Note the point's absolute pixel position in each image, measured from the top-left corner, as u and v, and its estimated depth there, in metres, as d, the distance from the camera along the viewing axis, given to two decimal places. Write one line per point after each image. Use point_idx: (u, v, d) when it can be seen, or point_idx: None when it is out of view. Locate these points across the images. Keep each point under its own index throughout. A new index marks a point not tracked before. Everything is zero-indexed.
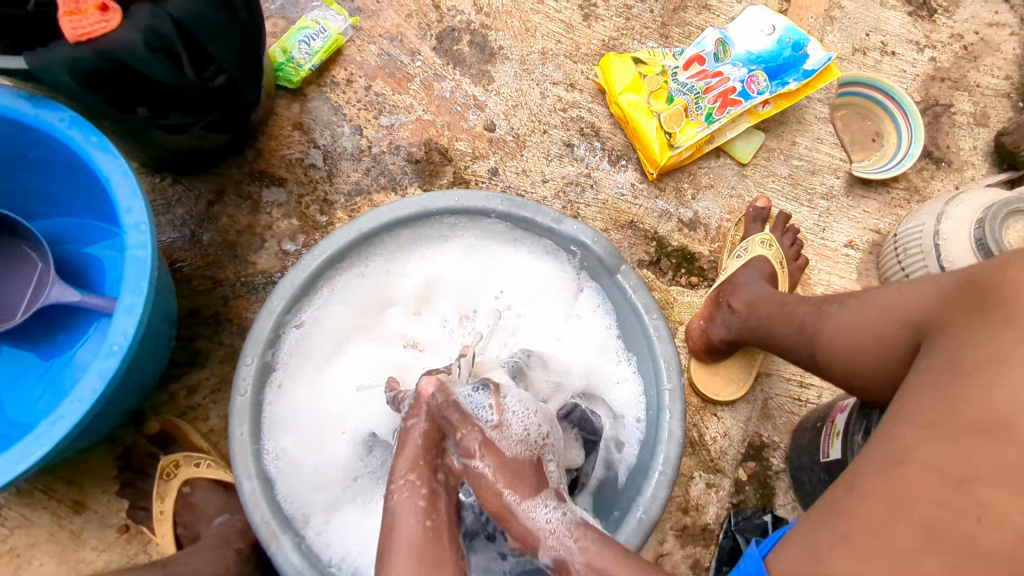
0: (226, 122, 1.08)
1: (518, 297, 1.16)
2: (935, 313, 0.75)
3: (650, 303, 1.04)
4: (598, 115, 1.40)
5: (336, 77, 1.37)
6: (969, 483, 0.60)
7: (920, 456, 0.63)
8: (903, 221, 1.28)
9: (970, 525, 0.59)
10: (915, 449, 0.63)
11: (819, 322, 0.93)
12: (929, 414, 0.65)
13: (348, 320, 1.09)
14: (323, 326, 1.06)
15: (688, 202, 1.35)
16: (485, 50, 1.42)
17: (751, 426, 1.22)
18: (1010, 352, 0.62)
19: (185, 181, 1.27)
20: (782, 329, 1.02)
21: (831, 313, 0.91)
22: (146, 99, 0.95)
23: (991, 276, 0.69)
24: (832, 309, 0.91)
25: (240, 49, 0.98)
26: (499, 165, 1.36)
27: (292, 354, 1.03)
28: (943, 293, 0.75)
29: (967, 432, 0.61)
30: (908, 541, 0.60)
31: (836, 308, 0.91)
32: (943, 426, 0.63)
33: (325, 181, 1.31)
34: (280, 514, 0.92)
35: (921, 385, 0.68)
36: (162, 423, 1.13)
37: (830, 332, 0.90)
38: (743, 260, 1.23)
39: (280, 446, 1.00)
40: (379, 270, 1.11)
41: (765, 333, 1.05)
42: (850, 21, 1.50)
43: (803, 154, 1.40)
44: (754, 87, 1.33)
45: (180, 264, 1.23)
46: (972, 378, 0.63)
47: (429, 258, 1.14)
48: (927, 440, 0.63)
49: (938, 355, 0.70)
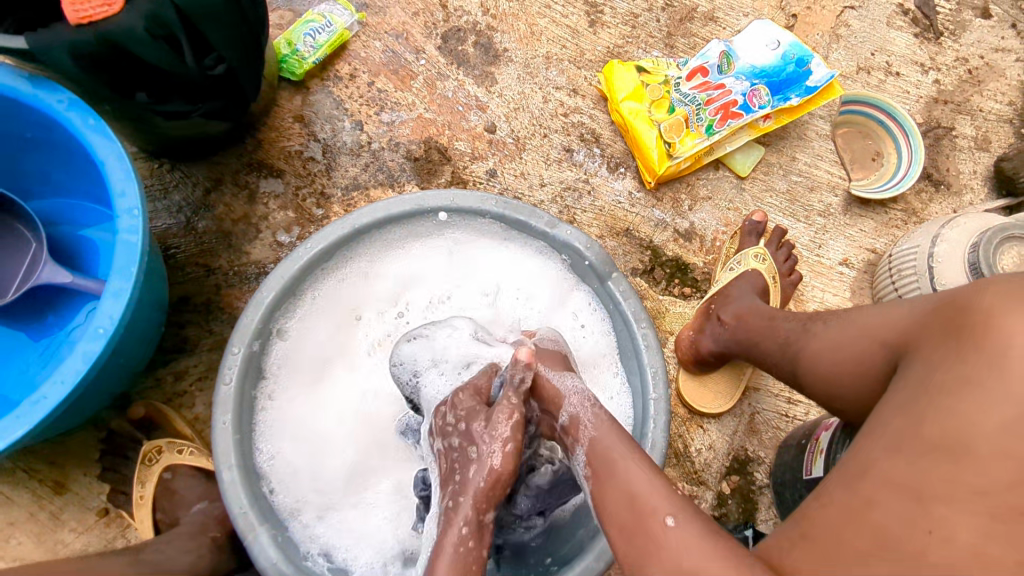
0: (227, 112, 1.08)
1: (509, 293, 1.14)
2: (911, 333, 0.74)
3: (640, 312, 1.04)
4: (599, 121, 1.40)
5: (339, 71, 1.38)
6: (927, 500, 0.59)
7: (877, 470, 0.63)
8: (899, 242, 1.27)
9: (921, 539, 0.58)
10: (876, 463, 0.64)
11: (804, 340, 0.92)
12: (893, 434, 0.64)
13: (333, 331, 1.09)
14: (308, 334, 1.06)
15: (685, 213, 1.35)
16: (489, 51, 1.43)
17: (737, 440, 1.21)
18: (973, 374, 0.61)
19: (183, 169, 1.27)
20: (764, 344, 1.01)
21: (816, 331, 0.91)
22: (145, 84, 0.94)
23: (964, 301, 0.68)
24: (815, 329, 0.91)
25: (243, 39, 0.98)
26: (498, 167, 1.36)
27: (280, 360, 1.04)
28: (920, 314, 0.74)
29: (926, 452, 0.61)
30: (862, 548, 0.60)
31: (820, 327, 0.90)
32: (906, 446, 0.62)
33: (323, 175, 1.32)
34: (259, 506, 0.93)
35: (890, 405, 0.67)
36: (147, 408, 1.12)
37: (813, 352, 0.89)
38: (735, 272, 1.23)
39: (270, 451, 1.00)
40: (364, 274, 1.11)
41: (751, 346, 1.04)
42: (856, 40, 1.51)
43: (803, 169, 1.40)
44: (755, 101, 1.32)
45: (173, 250, 1.24)
46: (939, 397, 0.63)
47: (412, 260, 1.13)
48: (889, 457, 0.63)
49: (909, 376, 0.69)
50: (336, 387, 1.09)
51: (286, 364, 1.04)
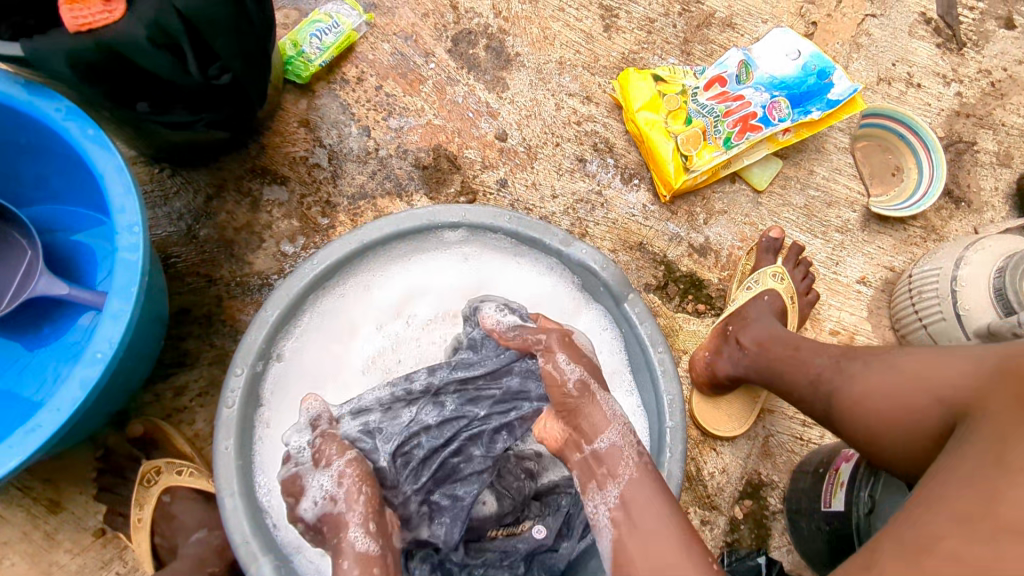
0: (230, 121, 1.03)
1: None
2: (974, 395, 0.72)
3: (657, 337, 1.01)
4: (613, 130, 1.36)
5: (346, 74, 1.34)
6: None
7: (945, 546, 0.59)
8: (920, 261, 1.25)
9: None
10: (943, 539, 0.60)
11: (838, 381, 0.89)
12: (967, 510, 0.61)
13: (329, 350, 1.04)
14: (306, 352, 1.03)
15: (700, 227, 1.32)
16: (501, 56, 1.39)
17: (750, 463, 1.18)
18: None
19: (184, 173, 1.23)
20: (792, 376, 0.98)
21: (854, 371, 0.88)
22: (146, 94, 0.90)
23: None
24: (853, 369, 0.88)
25: (249, 49, 0.93)
26: (509, 176, 1.32)
27: (279, 380, 1.00)
28: (983, 376, 0.73)
29: (1002, 533, 0.58)
30: None
31: (855, 368, 0.88)
32: (978, 523, 0.59)
33: (328, 182, 1.28)
34: (262, 536, 0.90)
35: (956, 478, 0.64)
36: (144, 426, 1.09)
37: (852, 391, 0.86)
38: (753, 291, 1.19)
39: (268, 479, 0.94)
40: (365, 289, 1.07)
41: (776, 375, 1.02)
42: (877, 49, 1.47)
43: (821, 184, 1.37)
44: (776, 114, 1.27)
45: (174, 259, 1.20)
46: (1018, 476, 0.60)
47: (414, 273, 1.08)
48: (959, 532, 0.60)
49: (977, 444, 0.67)
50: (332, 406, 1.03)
51: (282, 382, 1.01)
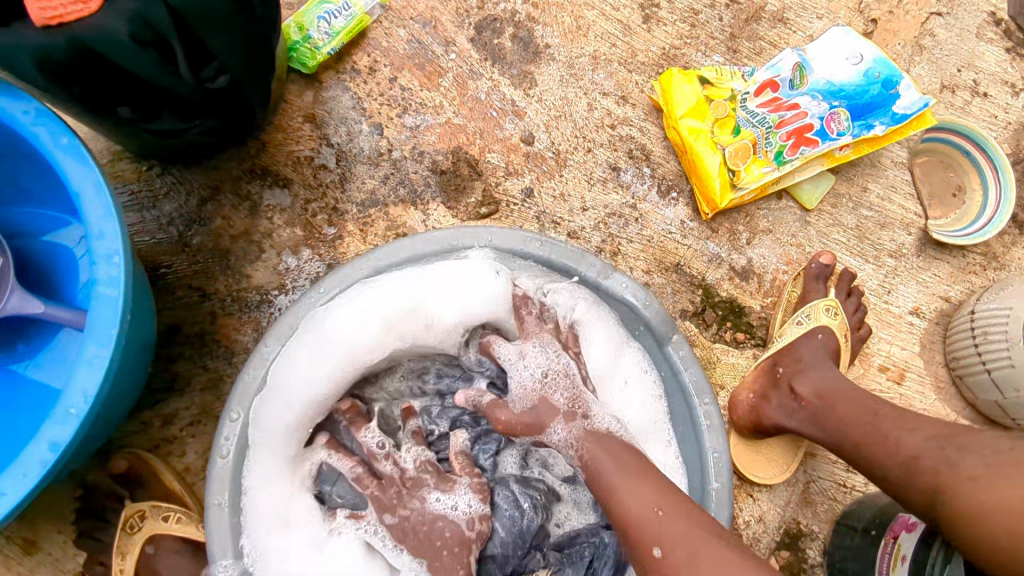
0: (228, 129, 0.89)
1: None
2: None
3: (703, 385, 0.92)
4: (650, 136, 1.24)
5: (357, 63, 1.20)
6: None
7: None
8: (983, 297, 1.15)
9: None
10: None
11: (949, 478, 0.77)
12: None
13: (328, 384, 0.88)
14: (298, 383, 0.85)
15: (742, 247, 1.21)
16: (529, 47, 1.25)
17: (789, 511, 1.10)
18: None
19: (175, 172, 1.10)
20: (881, 454, 0.86)
21: (971, 470, 0.76)
22: (127, 98, 0.76)
23: None
24: (973, 470, 0.75)
25: (250, 45, 0.79)
26: (535, 185, 1.20)
27: (268, 417, 0.84)
28: None
29: None
30: None
31: (976, 469, 0.75)
32: None
33: (336, 187, 1.15)
34: None
35: None
36: (129, 461, 1.00)
37: (973, 496, 0.74)
38: (804, 327, 1.11)
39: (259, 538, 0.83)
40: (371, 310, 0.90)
41: (851, 443, 0.92)
42: (942, 52, 1.34)
43: (875, 203, 1.25)
44: (834, 126, 1.15)
45: (164, 270, 1.09)
46: None
47: (431, 290, 0.89)
48: None
49: None
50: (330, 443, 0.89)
51: (270, 420, 0.84)
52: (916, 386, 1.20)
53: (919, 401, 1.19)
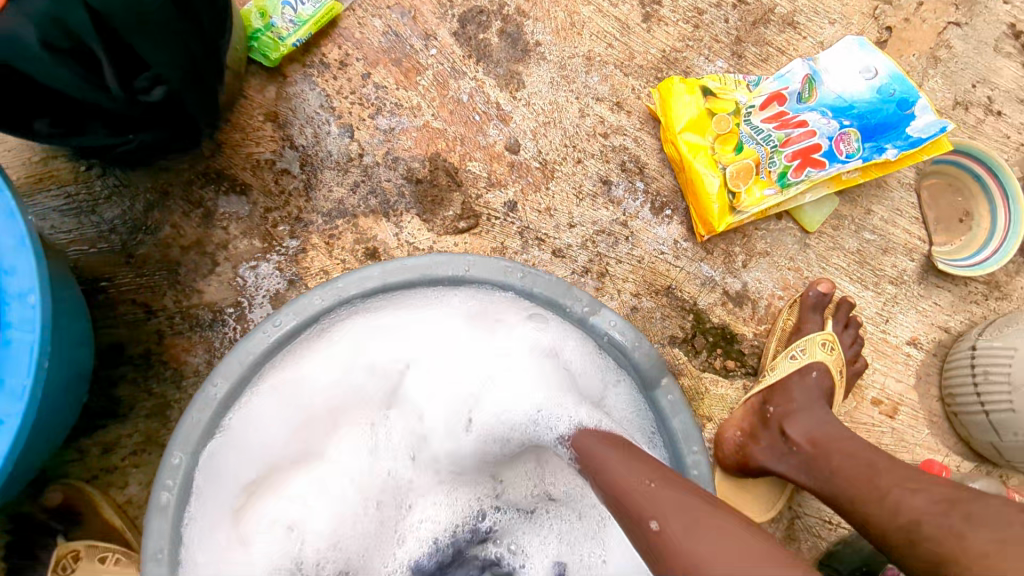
0: (169, 145, 0.77)
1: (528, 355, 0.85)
2: None
3: (692, 432, 0.83)
4: (645, 147, 1.14)
5: (326, 56, 1.08)
6: None
7: None
8: (983, 332, 1.09)
9: None
10: None
11: (956, 551, 0.75)
12: None
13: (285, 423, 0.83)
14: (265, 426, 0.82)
15: (737, 271, 1.13)
16: (517, 44, 1.13)
17: None
18: None
19: (119, 173, 0.99)
20: (880, 515, 0.84)
21: (981, 548, 0.73)
22: (47, 111, 0.64)
23: None
24: (982, 547, 0.73)
25: (190, 52, 0.70)
26: (519, 198, 1.10)
27: (230, 463, 0.80)
28: None
29: None
30: None
31: (985, 546, 0.73)
32: None
33: (300, 195, 1.04)
34: None
35: None
36: (65, 492, 0.91)
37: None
38: (798, 362, 1.05)
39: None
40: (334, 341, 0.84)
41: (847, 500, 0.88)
42: (956, 66, 1.26)
43: (878, 226, 1.18)
44: (843, 147, 1.07)
45: (106, 283, 0.98)
46: None
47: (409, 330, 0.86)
48: None
49: None
50: (285, 499, 0.79)
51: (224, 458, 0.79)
52: (908, 421, 1.15)
53: (911, 435, 1.14)
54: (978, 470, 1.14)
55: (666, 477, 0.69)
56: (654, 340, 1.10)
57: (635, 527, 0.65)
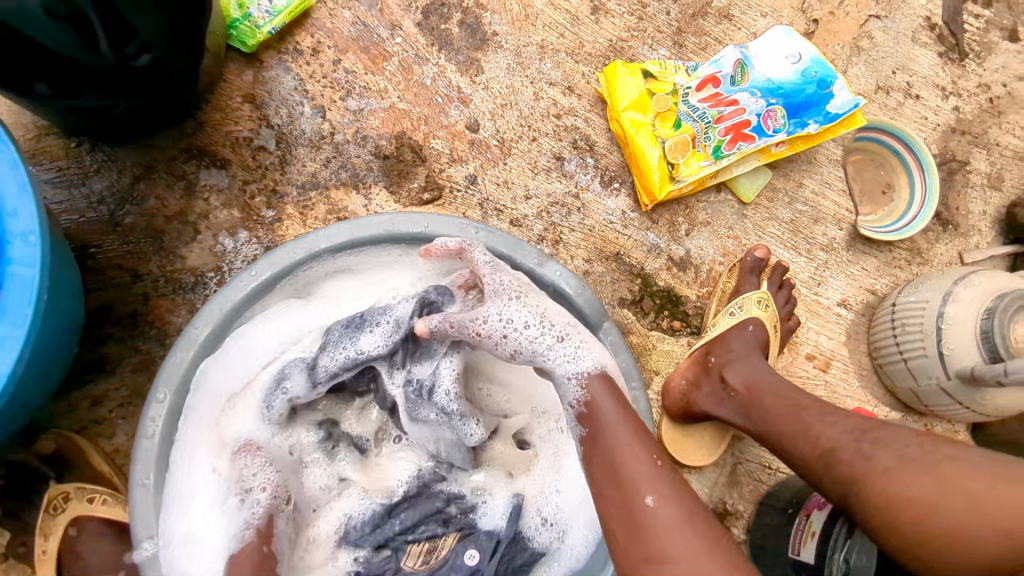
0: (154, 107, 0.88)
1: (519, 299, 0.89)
2: None
3: (630, 370, 0.95)
4: (595, 127, 1.25)
5: (300, 44, 1.18)
6: None
7: None
8: (903, 290, 1.19)
9: None
10: None
11: (866, 470, 0.80)
12: None
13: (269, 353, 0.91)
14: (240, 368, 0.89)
15: (681, 238, 1.24)
16: (476, 34, 1.24)
17: (717, 492, 1.15)
18: None
19: (107, 149, 1.08)
20: (801, 446, 0.89)
21: (883, 464, 0.79)
22: (46, 74, 0.74)
23: None
24: (884, 463, 0.79)
25: (174, 24, 0.78)
26: (479, 173, 1.20)
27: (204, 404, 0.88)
28: None
29: None
30: None
31: (886, 462, 0.79)
32: None
33: (276, 169, 1.13)
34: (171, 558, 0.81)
35: None
36: (56, 441, 0.98)
37: (883, 489, 0.78)
38: (736, 318, 1.15)
39: (181, 511, 0.83)
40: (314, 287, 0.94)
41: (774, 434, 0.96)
42: (878, 54, 1.39)
43: (809, 198, 1.29)
44: (770, 123, 1.18)
45: (94, 249, 1.06)
46: None
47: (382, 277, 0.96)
48: None
49: None
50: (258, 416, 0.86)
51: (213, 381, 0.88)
52: (840, 374, 1.25)
53: (843, 388, 1.24)
54: (905, 419, 1.24)
55: (681, 486, 0.73)
56: (605, 302, 1.20)
57: (632, 504, 0.71)
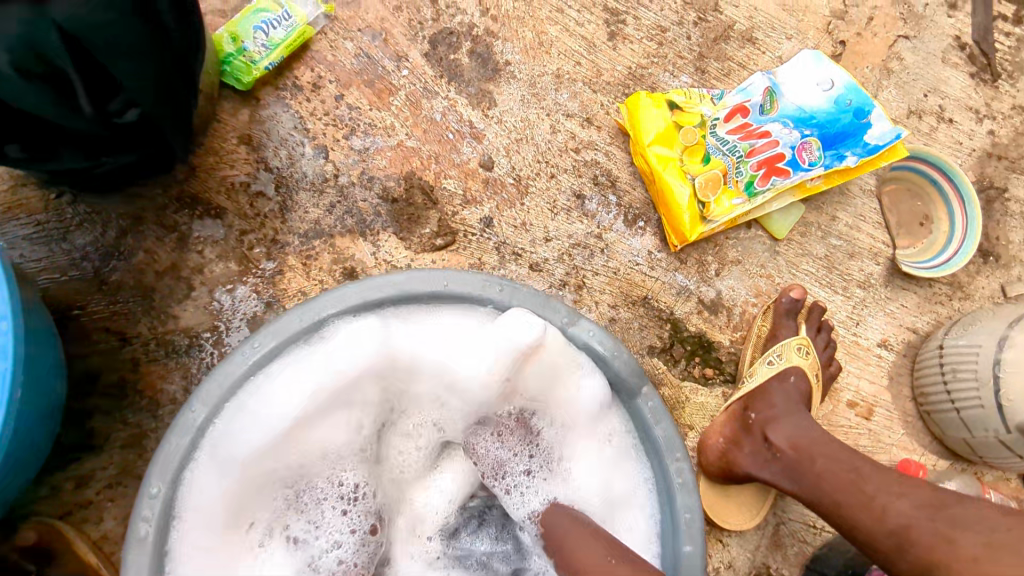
0: (145, 165, 0.79)
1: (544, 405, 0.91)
2: None
3: (674, 440, 0.86)
4: (616, 161, 1.17)
5: (299, 78, 1.09)
6: None
7: None
8: (950, 331, 1.12)
9: None
10: None
11: (949, 555, 0.72)
12: None
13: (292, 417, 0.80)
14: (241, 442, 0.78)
15: (711, 279, 1.16)
16: (488, 64, 1.16)
17: (759, 556, 1.07)
18: None
19: (90, 201, 0.98)
20: (864, 519, 0.82)
21: (970, 552, 0.71)
22: (18, 135, 0.65)
23: None
24: (972, 551, 0.71)
25: (165, 74, 0.70)
26: (495, 214, 1.12)
27: (200, 482, 0.77)
28: None
29: None
30: None
31: (973, 549, 0.71)
32: None
33: (276, 217, 1.04)
34: None
35: None
36: (38, 530, 0.88)
37: None
38: (775, 367, 1.06)
39: None
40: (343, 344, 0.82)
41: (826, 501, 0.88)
42: (908, 77, 1.32)
43: (843, 232, 1.22)
44: (805, 156, 1.11)
45: (77, 312, 0.96)
46: None
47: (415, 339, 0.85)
48: None
49: None
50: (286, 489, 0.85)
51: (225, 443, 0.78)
52: (884, 422, 1.17)
53: (887, 436, 1.17)
54: (953, 467, 1.17)
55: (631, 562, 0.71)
56: (633, 351, 1.11)
57: None
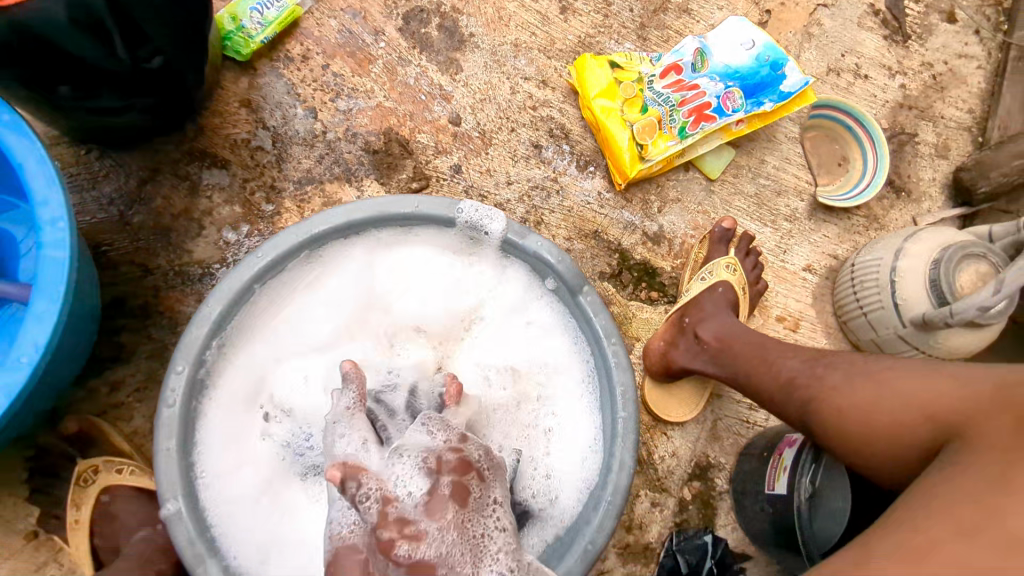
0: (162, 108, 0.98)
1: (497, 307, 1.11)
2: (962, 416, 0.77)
3: (611, 327, 1.02)
4: (569, 116, 1.34)
5: (290, 51, 1.27)
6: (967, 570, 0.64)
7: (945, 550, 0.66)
8: (861, 251, 1.29)
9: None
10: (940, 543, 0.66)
11: (821, 390, 0.91)
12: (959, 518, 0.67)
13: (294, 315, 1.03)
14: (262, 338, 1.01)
15: (654, 215, 1.33)
16: (454, 36, 1.34)
17: (699, 446, 1.26)
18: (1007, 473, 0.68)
19: (113, 156, 1.15)
20: (766, 378, 1.00)
21: (832, 383, 0.90)
22: (68, 78, 0.83)
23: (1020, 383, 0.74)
24: (834, 382, 0.90)
25: (181, 25, 0.87)
26: (463, 163, 1.29)
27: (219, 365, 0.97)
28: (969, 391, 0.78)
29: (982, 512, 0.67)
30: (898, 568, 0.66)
31: (834, 381, 0.90)
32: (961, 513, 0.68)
33: (273, 166, 1.22)
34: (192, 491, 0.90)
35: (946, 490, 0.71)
36: (80, 423, 1.04)
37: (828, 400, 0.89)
38: (707, 282, 1.23)
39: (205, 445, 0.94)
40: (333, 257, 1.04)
41: (735, 370, 1.07)
42: (827, 39, 1.49)
43: (771, 173, 1.39)
44: (729, 104, 1.29)
45: (106, 248, 1.13)
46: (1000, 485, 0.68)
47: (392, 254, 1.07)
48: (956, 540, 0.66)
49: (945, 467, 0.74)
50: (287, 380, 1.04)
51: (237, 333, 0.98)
52: (808, 333, 1.34)
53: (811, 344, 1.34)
54: None
55: None
56: (587, 276, 1.28)
57: None
